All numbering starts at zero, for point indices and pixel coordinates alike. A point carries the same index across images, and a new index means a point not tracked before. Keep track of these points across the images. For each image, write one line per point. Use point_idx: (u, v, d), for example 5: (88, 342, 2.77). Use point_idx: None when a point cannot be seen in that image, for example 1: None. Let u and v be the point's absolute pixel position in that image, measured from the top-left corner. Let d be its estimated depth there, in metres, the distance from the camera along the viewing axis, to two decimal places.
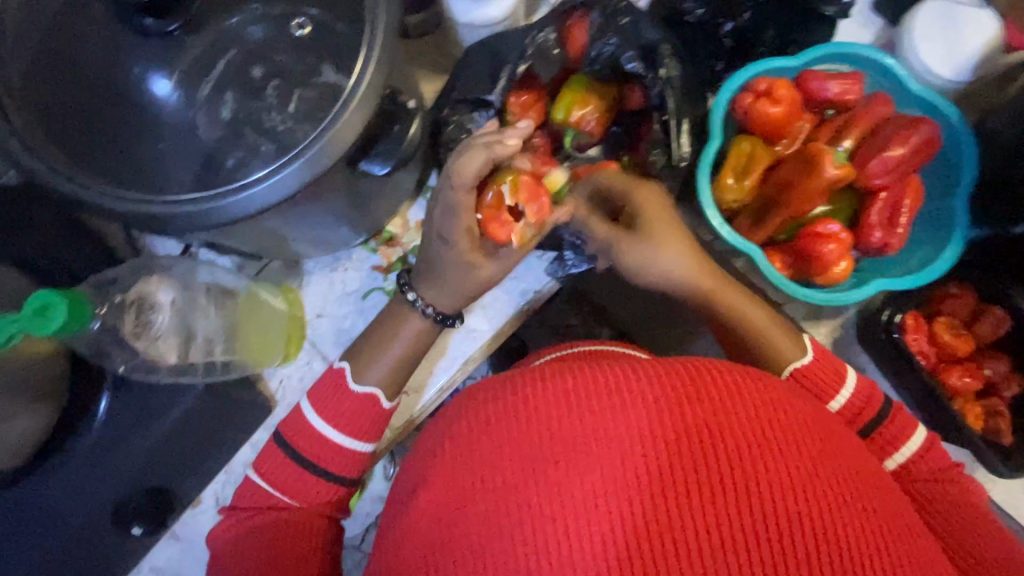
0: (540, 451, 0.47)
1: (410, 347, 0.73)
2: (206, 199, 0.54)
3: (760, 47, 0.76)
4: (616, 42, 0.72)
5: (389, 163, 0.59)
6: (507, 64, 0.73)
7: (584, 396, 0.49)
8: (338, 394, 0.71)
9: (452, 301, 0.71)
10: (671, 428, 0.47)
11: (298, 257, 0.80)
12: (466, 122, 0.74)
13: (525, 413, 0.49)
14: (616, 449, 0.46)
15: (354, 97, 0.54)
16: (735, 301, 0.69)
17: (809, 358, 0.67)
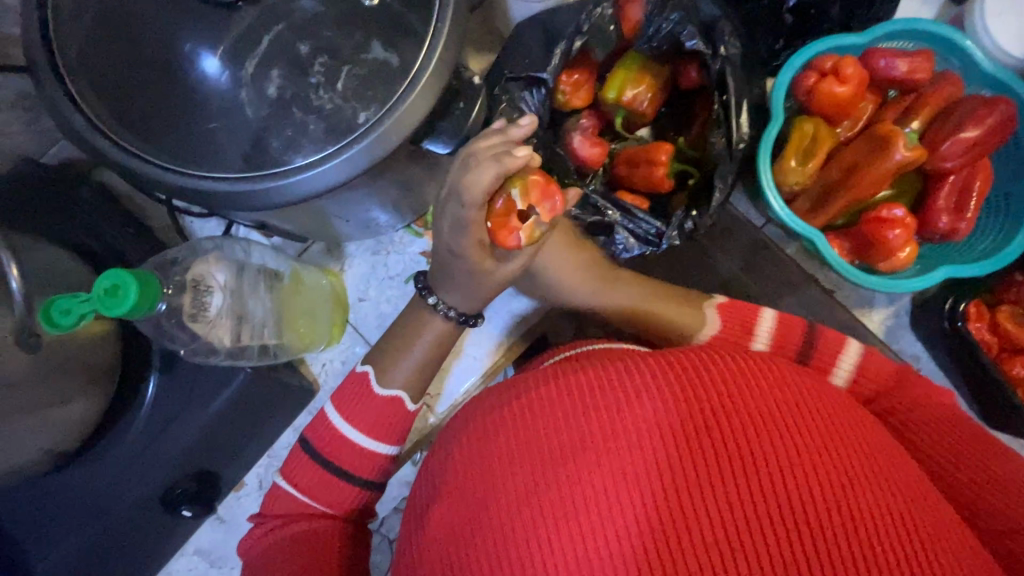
0: (562, 441, 0.45)
1: (432, 350, 0.71)
2: (263, 178, 0.54)
3: (823, 23, 0.72)
4: (676, 18, 0.68)
5: (453, 141, 0.57)
6: (563, 38, 0.70)
7: (594, 384, 0.47)
8: (360, 399, 0.70)
9: (472, 303, 0.68)
10: (681, 413, 0.44)
11: (341, 239, 0.79)
12: (517, 101, 0.71)
13: (554, 406, 0.47)
14: (619, 446, 0.44)
15: (421, 76, 0.54)
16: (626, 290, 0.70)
17: (715, 326, 0.67)
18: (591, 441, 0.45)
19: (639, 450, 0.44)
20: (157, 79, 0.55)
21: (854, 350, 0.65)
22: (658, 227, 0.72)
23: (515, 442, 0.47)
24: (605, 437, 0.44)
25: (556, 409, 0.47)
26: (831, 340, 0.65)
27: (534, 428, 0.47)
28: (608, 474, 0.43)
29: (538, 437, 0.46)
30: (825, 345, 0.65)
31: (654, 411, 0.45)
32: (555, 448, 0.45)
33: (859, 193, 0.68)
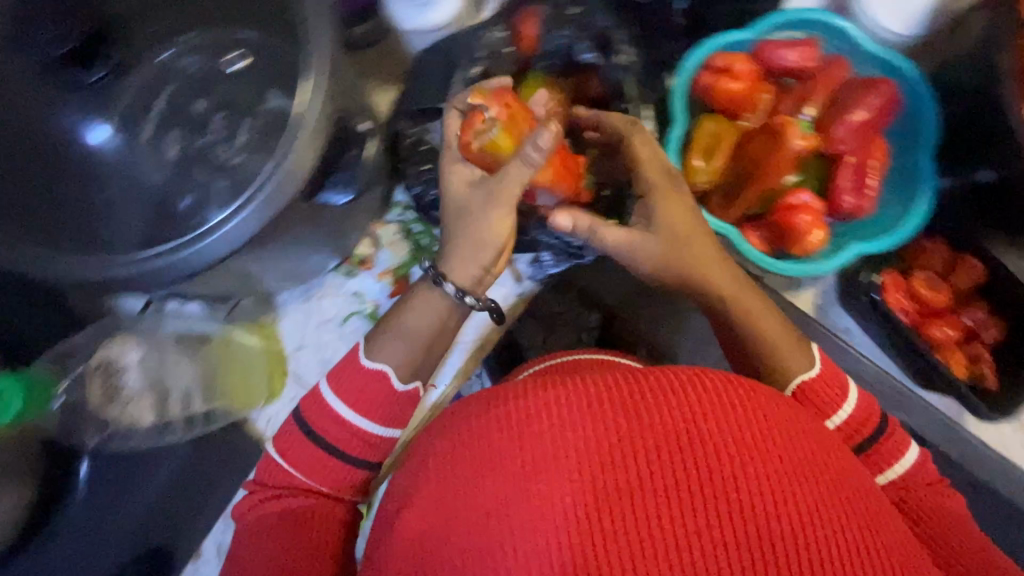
0: (506, 475, 0.44)
1: (427, 327, 0.64)
2: (158, 251, 0.52)
3: (713, 23, 0.75)
4: (570, 34, 0.70)
5: (352, 188, 0.56)
6: (459, 68, 0.70)
7: (550, 413, 0.46)
8: (355, 376, 0.62)
9: (466, 270, 0.62)
10: (609, 434, 0.44)
11: (269, 291, 0.78)
12: (425, 135, 0.72)
13: (479, 446, 0.46)
14: (558, 475, 0.43)
15: (304, 125, 0.50)
16: (732, 292, 0.64)
17: (817, 370, 0.61)
18: (522, 474, 0.43)
19: (563, 485, 0.42)
20: (65, 164, 0.57)
21: (911, 460, 0.60)
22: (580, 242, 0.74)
23: (447, 485, 0.46)
24: (532, 472, 0.43)
25: (487, 442, 0.46)
26: (898, 434, 0.61)
27: (462, 468, 0.46)
28: (530, 510, 0.42)
29: (460, 478, 0.45)
30: (892, 439, 0.60)
31: (576, 438, 0.44)
32: (484, 476, 0.44)
33: (767, 183, 0.69)
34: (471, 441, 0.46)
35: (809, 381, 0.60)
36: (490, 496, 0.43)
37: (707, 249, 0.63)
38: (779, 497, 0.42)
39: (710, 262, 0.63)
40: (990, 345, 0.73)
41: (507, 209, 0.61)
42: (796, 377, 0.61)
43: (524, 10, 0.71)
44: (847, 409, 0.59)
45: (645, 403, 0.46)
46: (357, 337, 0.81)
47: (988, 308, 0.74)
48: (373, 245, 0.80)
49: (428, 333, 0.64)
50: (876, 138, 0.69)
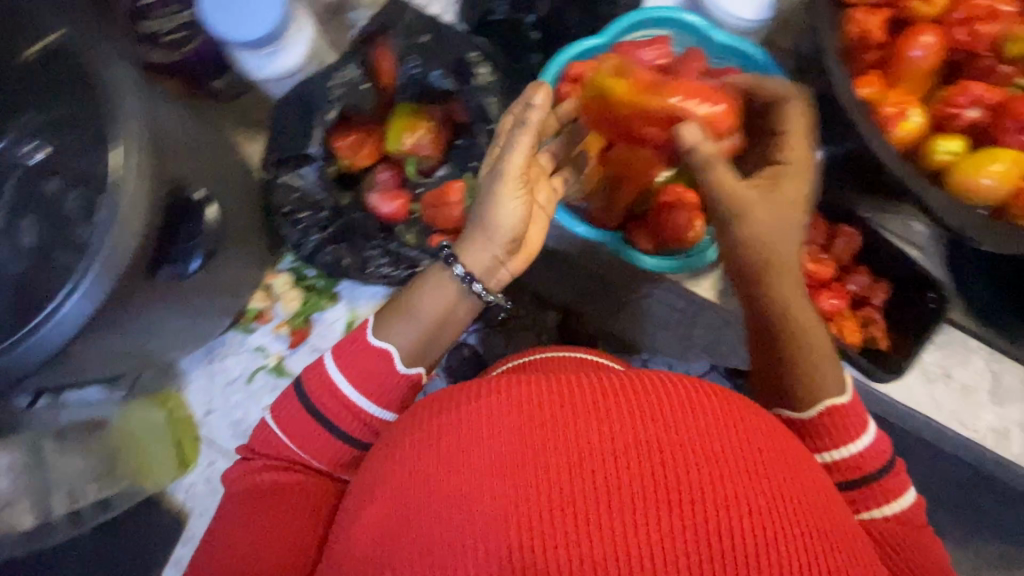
0: (438, 487, 0.42)
1: (437, 314, 0.62)
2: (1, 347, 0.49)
3: (567, 31, 0.76)
4: (420, 63, 0.69)
5: (199, 253, 0.52)
6: (318, 111, 0.69)
7: (495, 420, 0.44)
8: (361, 356, 0.59)
9: (480, 256, 0.61)
10: (540, 444, 0.42)
11: (169, 361, 0.76)
12: (294, 181, 0.71)
13: (418, 462, 0.44)
14: (485, 489, 0.41)
15: (119, 196, 0.48)
16: (790, 289, 0.58)
17: (847, 399, 0.56)
18: (445, 489, 0.42)
19: (486, 503, 0.40)
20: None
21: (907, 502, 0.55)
22: None
23: (380, 507, 0.45)
24: (461, 483, 0.42)
25: (426, 457, 0.44)
26: (889, 483, 0.55)
27: (395, 480, 0.45)
28: (457, 521, 0.40)
29: (393, 490, 0.45)
30: (887, 480, 0.55)
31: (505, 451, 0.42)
32: (428, 483, 0.43)
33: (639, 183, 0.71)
34: (422, 441, 0.45)
35: (839, 405, 0.56)
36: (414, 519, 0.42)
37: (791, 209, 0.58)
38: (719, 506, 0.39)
39: (776, 229, 0.58)
40: (879, 305, 0.77)
41: (517, 184, 0.59)
42: (825, 400, 0.56)
43: (376, 44, 0.70)
44: (852, 450, 0.55)
45: (585, 411, 0.44)
46: (266, 393, 0.80)
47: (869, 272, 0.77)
48: (268, 297, 0.79)
49: (439, 310, 0.61)
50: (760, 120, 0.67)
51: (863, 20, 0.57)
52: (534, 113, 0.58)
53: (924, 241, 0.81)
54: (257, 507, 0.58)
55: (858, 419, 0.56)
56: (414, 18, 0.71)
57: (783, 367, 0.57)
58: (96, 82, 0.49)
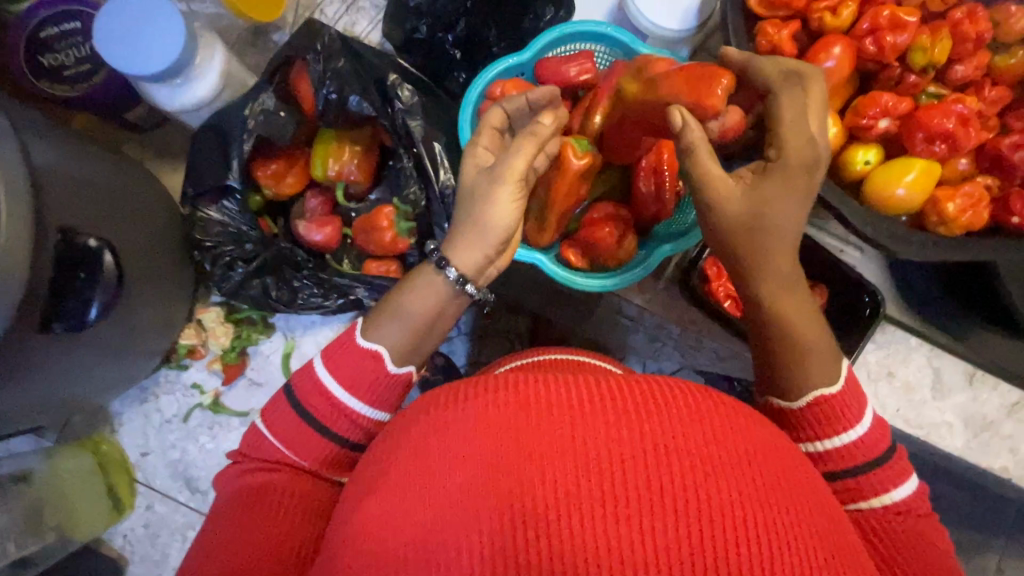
0: (407, 517, 0.35)
1: (426, 309, 0.53)
2: None
3: (491, 48, 0.75)
4: (336, 89, 0.68)
5: (100, 303, 0.50)
6: (232, 143, 0.67)
7: (471, 437, 0.36)
8: (347, 359, 0.51)
9: (471, 256, 0.53)
10: (515, 465, 0.34)
11: (97, 405, 0.74)
12: (215, 214, 0.69)
13: (378, 482, 0.39)
14: (458, 523, 0.33)
15: None
16: (776, 259, 0.48)
17: (837, 388, 0.47)
18: (412, 526, 0.35)
19: (454, 541, 0.33)
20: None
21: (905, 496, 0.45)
22: None
23: (336, 551, 0.38)
24: (429, 515, 0.34)
25: (392, 481, 0.37)
26: (897, 465, 0.46)
27: (356, 512, 0.38)
28: (430, 556, 0.33)
29: (352, 522, 0.38)
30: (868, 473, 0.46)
31: (474, 477, 0.34)
32: (399, 509, 0.36)
33: (563, 206, 0.68)
34: (392, 461, 0.38)
35: (827, 396, 0.47)
36: (366, 564, 0.35)
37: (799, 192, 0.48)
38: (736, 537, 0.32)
39: (777, 205, 0.47)
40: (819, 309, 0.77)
41: (516, 187, 0.53)
42: (810, 389, 0.47)
43: (294, 69, 0.69)
44: (842, 440, 0.46)
45: (571, 421, 0.35)
46: (203, 431, 0.78)
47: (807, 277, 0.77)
48: (198, 333, 0.76)
49: (429, 309, 0.53)
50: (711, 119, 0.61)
51: (772, 33, 0.57)
52: (541, 125, 0.54)
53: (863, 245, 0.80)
54: (243, 513, 0.48)
55: (857, 406, 0.47)
56: (330, 39, 0.69)
57: (772, 359, 0.49)
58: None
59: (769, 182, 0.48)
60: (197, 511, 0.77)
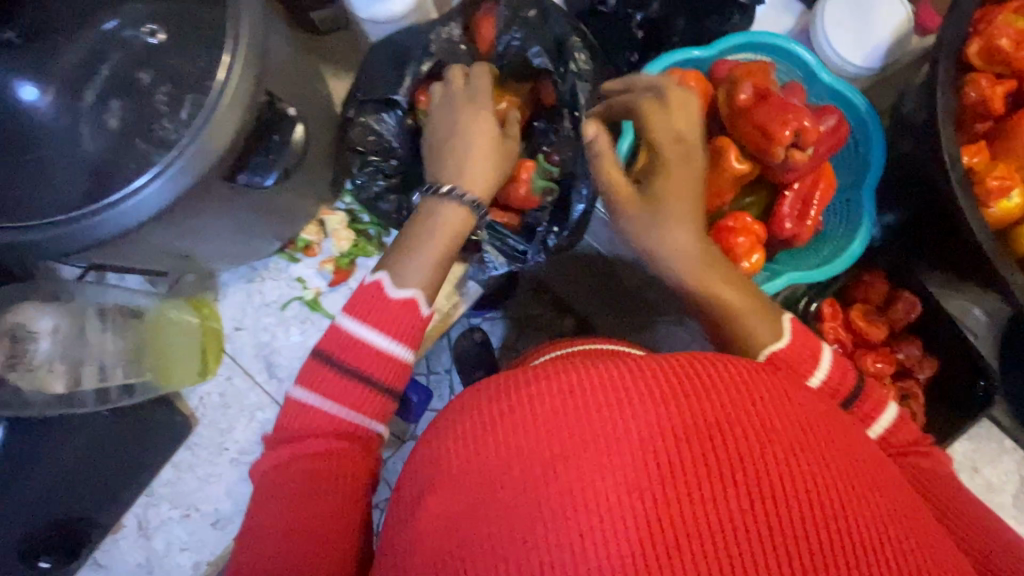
0: (567, 440, 0.42)
1: (449, 246, 0.63)
2: (94, 212, 0.52)
3: (672, 37, 0.76)
4: (521, 36, 0.70)
5: (270, 173, 0.54)
6: (411, 60, 0.70)
7: (609, 387, 0.43)
8: (379, 306, 0.59)
9: (483, 188, 0.65)
10: (693, 418, 0.42)
11: (210, 270, 0.76)
12: (374, 123, 0.71)
13: (525, 420, 0.43)
14: (625, 447, 0.41)
15: (222, 99, 0.50)
16: (700, 255, 0.59)
17: (785, 343, 0.57)
18: (599, 442, 0.41)
19: (640, 461, 0.41)
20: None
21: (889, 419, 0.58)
22: (525, 244, 0.75)
23: (510, 452, 0.43)
24: (608, 437, 0.41)
25: (540, 418, 0.43)
26: (873, 397, 0.58)
27: (529, 421, 0.43)
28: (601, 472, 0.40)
29: (526, 429, 0.43)
30: (866, 399, 0.57)
31: (662, 421, 0.42)
32: (558, 441, 0.42)
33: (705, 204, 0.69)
34: (536, 402, 0.44)
35: (780, 350, 0.57)
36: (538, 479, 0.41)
37: (692, 206, 0.60)
38: (864, 508, 0.41)
39: (677, 234, 0.59)
40: (922, 381, 0.76)
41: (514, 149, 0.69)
42: (767, 348, 0.57)
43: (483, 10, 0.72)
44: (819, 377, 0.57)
45: (732, 393, 0.44)
46: (296, 324, 0.80)
47: (920, 344, 0.76)
48: (319, 232, 0.79)
49: (453, 244, 0.63)
50: (814, 137, 0.64)
51: None
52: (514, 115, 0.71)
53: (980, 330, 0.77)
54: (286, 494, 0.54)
55: (806, 352, 0.57)
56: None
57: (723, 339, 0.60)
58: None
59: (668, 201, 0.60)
60: (271, 395, 0.79)
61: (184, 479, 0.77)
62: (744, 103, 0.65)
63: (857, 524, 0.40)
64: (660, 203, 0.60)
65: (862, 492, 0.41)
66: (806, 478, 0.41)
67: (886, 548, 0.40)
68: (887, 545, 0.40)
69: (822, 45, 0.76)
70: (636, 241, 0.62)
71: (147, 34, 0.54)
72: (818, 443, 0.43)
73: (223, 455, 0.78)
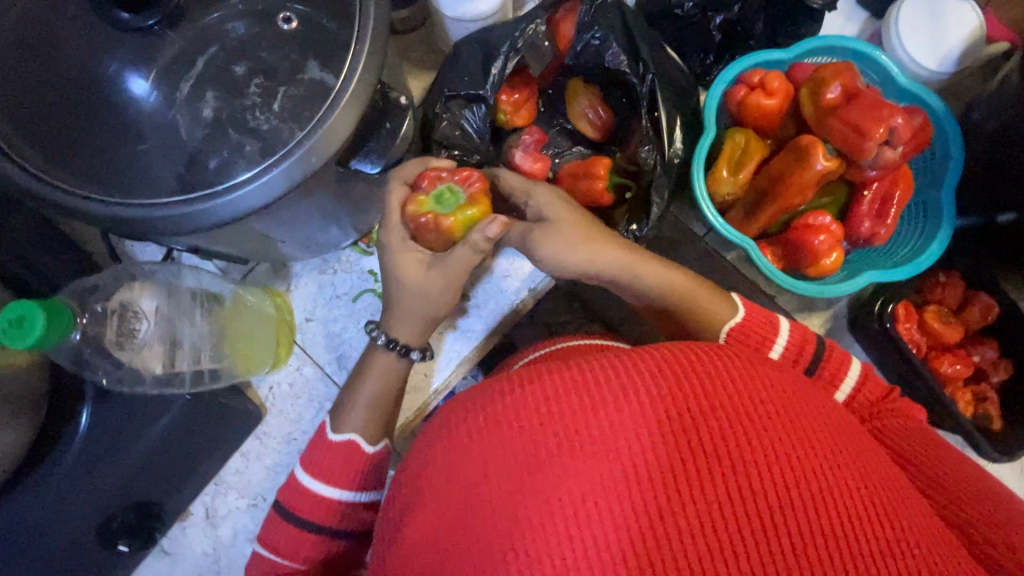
0: (578, 430, 0.41)
1: (384, 384, 0.67)
2: (204, 197, 0.53)
3: (748, 39, 0.78)
4: (602, 36, 0.71)
5: (380, 161, 0.58)
6: (499, 55, 0.71)
7: (614, 374, 0.43)
8: (324, 455, 0.64)
9: (408, 330, 0.68)
10: (674, 409, 0.41)
11: (286, 259, 0.77)
12: (460, 119, 0.75)
13: (554, 397, 0.42)
14: (626, 437, 0.40)
15: (344, 95, 0.53)
16: (627, 266, 0.64)
17: (742, 314, 0.61)
18: (592, 434, 0.40)
19: (630, 453, 0.40)
20: (95, 98, 0.55)
21: (855, 379, 0.58)
22: None
23: (533, 430, 0.42)
24: (609, 429, 0.40)
25: (560, 399, 0.42)
26: (837, 355, 0.59)
27: (545, 405, 0.42)
28: (610, 461, 0.40)
29: (538, 412, 0.42)
30: (834, 356, 0.59)
31: (648, 413, 0.41)
32: (570, 431, 0.41)
33: (786, 203, 0.70)
34: (560, 381, 0.43)
35: (735, 324, 0.61)
36: (574, 468, 0.40)
37: (605, 241, 0.64)
38: (854, 510, 0.39)
39: (612, 258, 0.64)
40: (995, 386, 0.76)
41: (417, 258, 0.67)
42: (721, 325, 0.62)
43: (566, 7, 0.72)
44: (780, 344, 0.59)
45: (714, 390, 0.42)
46: (367, 315, 0.80)
47: (996, 348, 0.77)
48: None
49: (384, 386, 0.67)
50: (906, 136, 0.65)
51: None
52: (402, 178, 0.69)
53: None
54: None
55: (765, 319, 0.61)
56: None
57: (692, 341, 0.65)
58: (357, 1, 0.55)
59: (576, 237, 0.64)
60: (341, 386, 0.79)
61: (252, 468, 0.79)
62: (832, 103, 0.67)
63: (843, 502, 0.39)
64: (558, 229, 0.64)
65: (852, 489, 0.39)
66: (787, 467, 0.39)
67: (871, 534, 0.38)
68: (877, 545, 0.38)
69: (892, 44, 0.77)
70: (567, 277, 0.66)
71: (282, 21, 0.57)
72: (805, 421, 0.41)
73: (292, 446, 0.79)
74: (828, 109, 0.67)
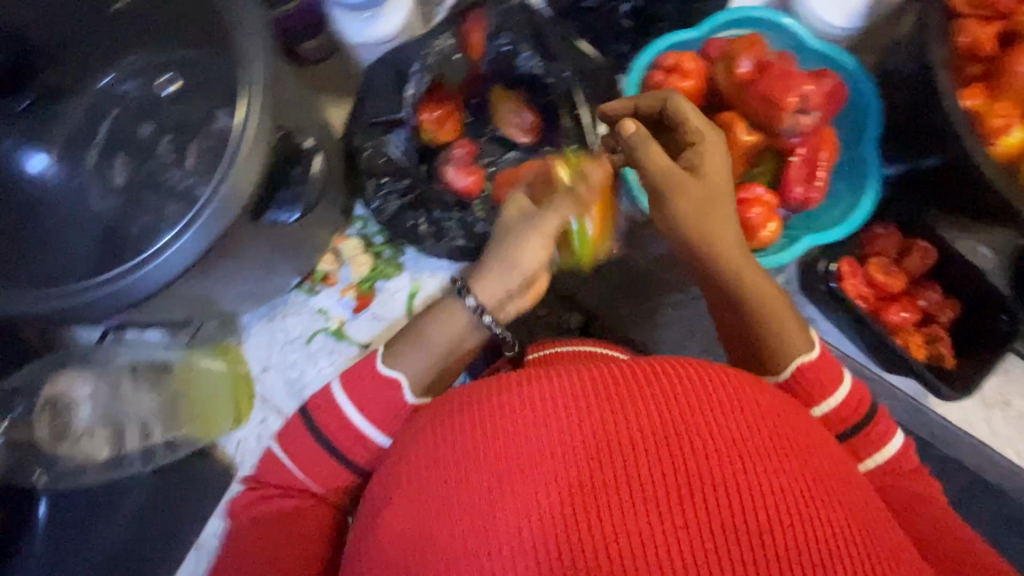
0: (515, 457, 0.41)
1: (450, 339, 0.60)
2: (115, 275, 0.50)
3: (661, 22, 0.77)
4: (510, 41, 0.71)
5: (297, 208, 0.56)
6: (411, 74, 0.70)
7: (549, 396, 0.43)
8: (364, 384, 0.59)
9: (493, 288, 0.58)
10: (599, 424, 0.41)
11: (232, 313, 0.74)
12: (383, 146, 0.72)
13: (496, 426, 0.43)
14: (554, 460, 0.40)
15: (244, 142, 0.50)
16: (735, 257, 0.58)
17: (816, 353, 0.56)
18: (526, 463, 0.41)
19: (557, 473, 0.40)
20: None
21: (895, 448, 0.57)
22: None
23: (485, 467, 0.41)
24: (544, 455, 0.41)
25: (496, 429, 0.43)
26: (883, 425, 0.57)
27: (490, 437, 0.42)
28: (540, 486, 0.40)
29: (481, 447, 0.42)
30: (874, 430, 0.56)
31: (573, 432, 0.41)
32: (503, 458, 0.41)
33: None
34: (498, 410, 0.43)
35: (809, 362, 0.56)
36: (516, 497, 0.40)
37: (723, 210, 0.58)
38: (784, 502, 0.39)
39: (723, 234, 0.58)
40: (945, 325, 0.77)
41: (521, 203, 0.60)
42: (795, 362, 0.56)
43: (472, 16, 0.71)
44: (834, 401, 0.56)
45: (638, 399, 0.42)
46: (325, 355, 0.78)
47: (939, 289, 0.78)
48: (336, 260, 0.79)
49: (450, 335, 0.60)
50: (820, 101, 0.67)
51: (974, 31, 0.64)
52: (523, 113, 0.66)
53: (993, 268, 0.78)
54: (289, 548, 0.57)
55: (833, 372, 0.56)
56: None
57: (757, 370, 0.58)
58: (236, 36, 0.51)
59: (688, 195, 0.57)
60: None
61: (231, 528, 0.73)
62: (746, 77, 0.68)
63: (802, 511, 0.38)
64: (693, 188, 0.57)
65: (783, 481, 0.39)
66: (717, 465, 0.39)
67: (806, 529, 0.38)
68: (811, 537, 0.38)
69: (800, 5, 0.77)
70: (670, 231, 0.59)
71: (166, 83, 0.57)
72: (743, 431, 0.41)
73: None
74: (742, 85, 0.69)
